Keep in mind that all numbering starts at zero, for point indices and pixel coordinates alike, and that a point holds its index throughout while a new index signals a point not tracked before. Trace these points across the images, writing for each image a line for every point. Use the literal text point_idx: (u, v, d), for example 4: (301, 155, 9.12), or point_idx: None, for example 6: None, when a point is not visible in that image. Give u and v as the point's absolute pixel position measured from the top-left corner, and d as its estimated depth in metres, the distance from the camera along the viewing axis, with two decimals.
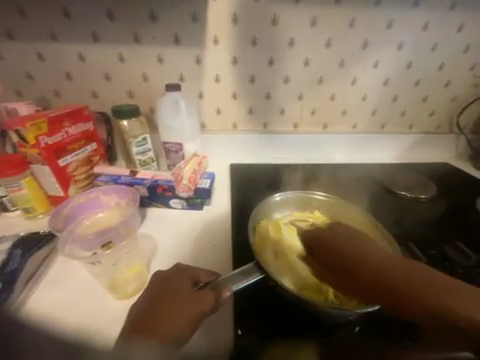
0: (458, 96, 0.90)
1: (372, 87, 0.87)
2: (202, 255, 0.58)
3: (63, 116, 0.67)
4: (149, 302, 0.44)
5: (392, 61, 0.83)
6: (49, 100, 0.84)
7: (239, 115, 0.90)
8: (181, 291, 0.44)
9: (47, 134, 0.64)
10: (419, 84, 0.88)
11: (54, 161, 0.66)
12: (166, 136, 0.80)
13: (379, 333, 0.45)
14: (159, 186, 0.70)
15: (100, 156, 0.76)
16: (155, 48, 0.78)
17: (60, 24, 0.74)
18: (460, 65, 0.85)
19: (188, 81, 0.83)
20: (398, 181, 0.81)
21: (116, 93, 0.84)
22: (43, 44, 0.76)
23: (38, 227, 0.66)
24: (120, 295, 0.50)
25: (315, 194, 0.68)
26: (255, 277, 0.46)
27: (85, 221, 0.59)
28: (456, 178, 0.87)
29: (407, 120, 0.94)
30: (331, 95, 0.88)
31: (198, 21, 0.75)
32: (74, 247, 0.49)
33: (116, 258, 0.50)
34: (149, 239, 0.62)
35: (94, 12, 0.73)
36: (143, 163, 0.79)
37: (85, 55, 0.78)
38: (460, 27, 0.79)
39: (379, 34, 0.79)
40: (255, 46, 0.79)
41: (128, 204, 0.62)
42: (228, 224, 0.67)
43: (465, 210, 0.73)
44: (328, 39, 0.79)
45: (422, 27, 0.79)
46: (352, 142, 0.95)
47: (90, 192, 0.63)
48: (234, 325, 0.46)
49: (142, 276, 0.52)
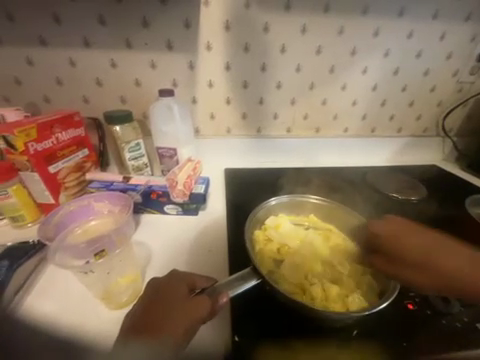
0: (443, 100, 0.94)
1: (362, 92, 0.90)
2: (198, 261, 0.57)
3: (54, 122, 0.65)
4: (143, 312, 0.42)
5: (380, 68, 0.86)
6: (39, 105, 0.82)
7: (233, 120, 0.91)
8: (176, 299, 0.43)
9: (36, 141, 0.62)
10: (406, 89, 0.91)
11: (44, 168, 0.64)
12: (160, 141, 0.79)
13: (377, 336, 0.45)
14: (153, 192, 0.69)
15: (92, 161, 0.75)
16: (147, 54, 0.78)
17: (51, 29, 0.73)
18: (443, 71, 0.89)
19: (181, 86, 0.84)
20: (390, 183, 0.83)
21: (109, 98, 0.83)
22: (33, 50, 0.75)
23: (26, 236, 0.64)
24: (112, 306, 0.48)
25: (309, 197, 0.69)
26: (251, 282, 0.45)
27: (76, 229, 0.57)
28: (444, 179, 0.90)
29: (395, 124, 0.97)
30: (322, 100, 0.90)
31: (191, 27, 0.76)
32: (67, 256, 0.47)
33: (110, 266, 0.49)
34: (144, 247, 0.61)
35: (86, 17, 0.73)
36: (136, 168, 0.79)
37: (76, 60, 0.77)
38: (442, 35, 0.83)
39: (368, 41, 0.82)
40: (247, 52, 0.80)
41: (122, 211, 0.61)
42: (223, 229, 0.66)
43: (454, 210, 0.75)
44: (318, 45, 0.81)
45: (407, 35, 0.82)
46: (343, 145, 0.97)
47: (81, 199, 0.62)
48: (232, 331, 0.45)
49: (136, 285, 0.51)
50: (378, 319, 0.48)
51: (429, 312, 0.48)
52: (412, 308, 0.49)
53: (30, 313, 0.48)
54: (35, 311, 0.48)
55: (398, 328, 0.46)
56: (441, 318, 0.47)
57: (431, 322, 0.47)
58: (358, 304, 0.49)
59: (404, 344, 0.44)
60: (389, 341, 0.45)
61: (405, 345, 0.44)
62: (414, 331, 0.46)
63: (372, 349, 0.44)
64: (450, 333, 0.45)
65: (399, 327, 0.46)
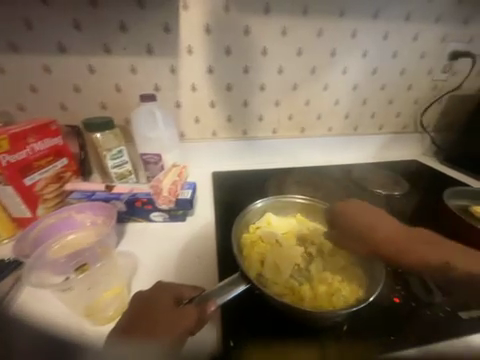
0: (420, 98, 0.98)
1: (343, 92, 0.92)
2: (187, 269, 0.56)
3: (28, 131, 0.63)
4: (130, 325, 0.42)
5: (359, 68, 0.89)
6: (12, 114, 0.78)
7: (218, 122, 0.90)
8: (164, 311, 0.42)
9: (9, 152, 0.59)
10: (385, 88, 0.94)
11: (18, 181, 0.61)
12: (144, 147, 0.78)
13: (367, 331, 0.46)
14: (138, 200, 0.67)
15: (72, 171, 0.72)
16: (127, 58, 0.76)
17: (22, 35, 0.70)
18: (418, 70, 0.93)
19: (164, 91, 0.82)
20: (374, 180, 0.85)
21: (87, 105, 0.80)
22: (3, 57, 0.72)
23: (1, 253, 0.60)
24: (97, 321, 0.45)
25: (296, 197, 0.69)
26: (239, 288, 0.45)
27: (54, 245, 0.55)
28: (424, 174, 0.94)
29: (376, 121, 1.00)
30: (306, 101, 0.91)
31: (171, 31, 0.75)
32: (43, 274, 0.47)
33: (92, 282, 0.47)
34: (130, 257, 0.59)
35: (60, 22, 0.70)
36: (120, 176, 0.76)
37: (51, 66, 0.74)
38: (415, 36, 0.87)
39: (346, 43, 0.84)
40: (229, 56, 0.80)
41: (105, 221, 0.59)
42: (212, 234, 0.65)
43: (434, 203, 0.78)
44: (299, 47, 0.82)
45: (383, 36, 0.85)
46: (328, 145, 0.99)
47: (61, 211, 0.59)
48: (225, 337, 0.44)
49: (122, 297, 0.48)
50: (367, 314, 0.49)
51: (414, 304, 0.50)
52: (398, 301, 0.51)
53: None
54: None
55: (386, 322, 0.48)
56: (426, 309, 0.49)
57: (416, 313, 0.48)
58: (342, 301, 0.50)
59: (392, 338, 0.45)
60: (378, 335, 0.46)
61: (393, 338, 0.45)
62: (402, 324, 0.47)
63: (362, 345, 0.45)
64: (436, 323, 0.47)
65: (387, 321, 0.48)
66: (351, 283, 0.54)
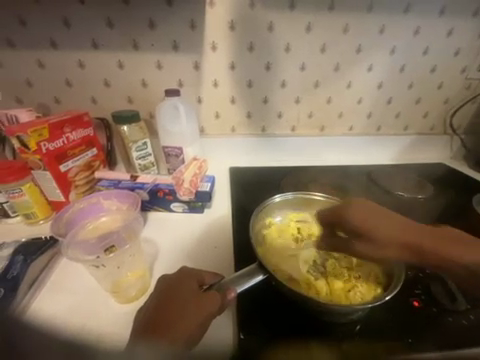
0: (451, 97, 0.93)
1: (367, 90, 0.89)
2: (204, 257, 0.59)
3: (65, 122, 0.68)
4: (154, 304, 0.44)
5: (385, 65, 0.86)
6: (49, 106, 0.85)
7: (237, 119, 0.91)
8: (187, 294, 0.44)
9: (48, 140, 0.64)
10: (412, 87, 0.90)
11: (55, 167, 0.66)
12: (167, 140, 0.81)
13: (382, 331, 0.46)
14: (160, 190, 0.70)
15: (101, 160, 0.77)
16: (154, 55, 0.80)
17: (60, 32, 0.75)
18: (451, 68, 0.88)
19: (187, 86, 0.85)
20: (397, 181, 0.81)
21: (115, 99, 0.85)
22: (43, 52, 0.77)
23: (38, 233, 0.66)
24: (123, 300, 0.50)
25: (314, 194, 0.68)
26: (257, 277, 0.46)
27: (88, 225, 0.59)
28: (451, 178, 0.89)
29: (401, 122, 0.97)
30: (327, 99, 0.90)
31: (196, 28, 0.77)
32: (77, 251, 0.50)
33: (120, 261, 0.50)
34: (152, 244, 0.62)
35: (94, 20, 0.75)
36: (143, 167, 0.80)
37: (84, 62, 0.79)
38: (450, 31, 0.82)
39: (373, 39, 0.81)
40: (252, 52, 0.81)
41: (130, 208, 0.62)
42: (229, 226, 0.67)
43: (462, 209, 0.74)
44: (323, 44, 0.81)
45: (413, 32, 0.81)
46: (349, 143, 0.97)
47: (91, 196, 0.64)
48: (238, 329, 0.45)
49: (144, 280, 0.53)
50: (383, 316, 0.48)
51: (435, 309, 0.48)
52: (418, 305, 0.49)
53: (43, 306, 0.49)
54: (47, 305, 0.50)
55: (403, 325, 0.47)
56: (447, 315, 0.47)
57: (437, 319, 0.47)
58: (359, 298, 0.49)
59: (409, 342, 0.44)
60: (395, 337, 0.45)
61: (411, 341, 0.44)
62: (421, 328, 0.46)
63: (377, 344, 0.44)
64: (457, 329, 0.45)
65: (405, 324, 0.47)
66: (369, 280, 0.53)
